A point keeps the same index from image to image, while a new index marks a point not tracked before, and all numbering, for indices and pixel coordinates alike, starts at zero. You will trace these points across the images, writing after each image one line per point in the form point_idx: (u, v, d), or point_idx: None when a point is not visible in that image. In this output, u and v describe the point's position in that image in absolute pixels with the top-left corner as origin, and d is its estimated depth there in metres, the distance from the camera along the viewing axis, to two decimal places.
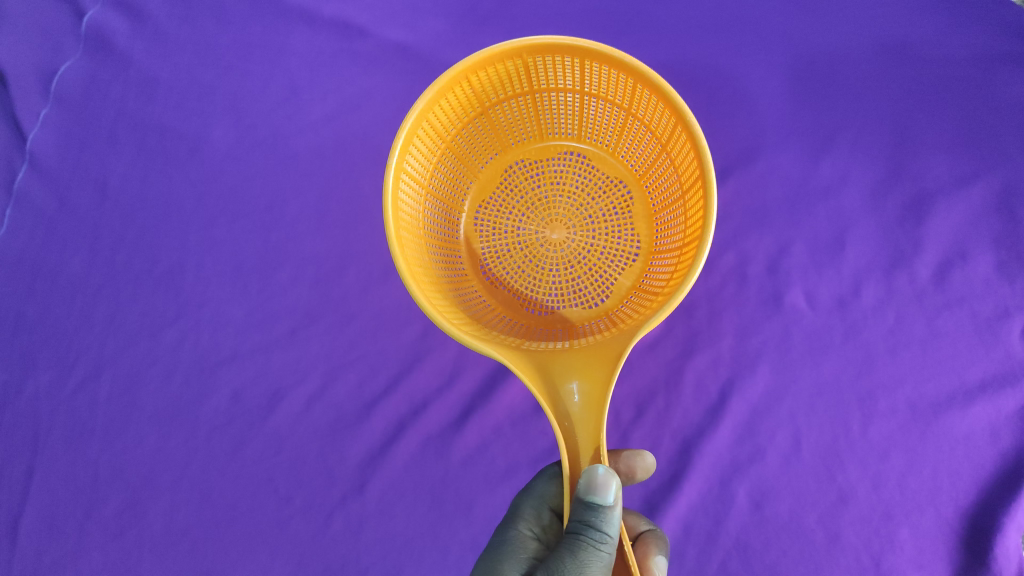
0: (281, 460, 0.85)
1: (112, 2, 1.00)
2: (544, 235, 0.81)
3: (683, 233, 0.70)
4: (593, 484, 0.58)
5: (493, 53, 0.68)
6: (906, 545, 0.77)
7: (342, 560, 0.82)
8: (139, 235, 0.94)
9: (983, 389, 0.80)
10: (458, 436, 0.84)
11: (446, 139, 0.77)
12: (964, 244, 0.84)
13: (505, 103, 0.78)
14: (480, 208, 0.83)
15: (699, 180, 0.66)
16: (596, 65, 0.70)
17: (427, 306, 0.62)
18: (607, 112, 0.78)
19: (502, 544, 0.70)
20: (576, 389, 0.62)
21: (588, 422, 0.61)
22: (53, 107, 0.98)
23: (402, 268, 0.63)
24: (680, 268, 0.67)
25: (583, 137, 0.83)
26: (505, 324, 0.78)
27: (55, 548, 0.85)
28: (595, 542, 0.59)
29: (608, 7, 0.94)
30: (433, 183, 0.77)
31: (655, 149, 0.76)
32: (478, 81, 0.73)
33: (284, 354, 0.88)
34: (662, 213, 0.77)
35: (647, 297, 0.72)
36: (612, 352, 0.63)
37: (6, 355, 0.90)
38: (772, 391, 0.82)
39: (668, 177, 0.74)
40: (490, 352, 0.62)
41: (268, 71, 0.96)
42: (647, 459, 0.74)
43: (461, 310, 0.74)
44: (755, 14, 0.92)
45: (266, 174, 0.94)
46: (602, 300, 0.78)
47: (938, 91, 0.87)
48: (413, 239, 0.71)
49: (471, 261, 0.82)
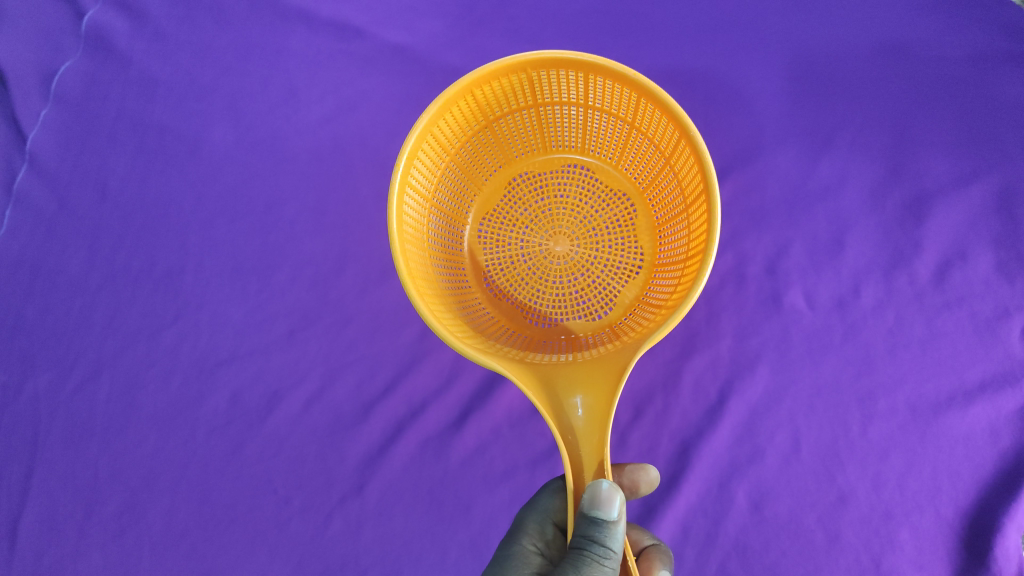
0: (280, 461, 0.85)
1: (112, 2, 1.00)
2: (547, 247, 0.81)
3: (687, 245, 0.70)
4: (598, 499, 0.58)
5: (497, 68, 0.68)
6: (906, 546, 0.77)
7: (342, 561, 0.82)
8: (139, 235, 0.93)
9: (983, 390, 0.80)
10: (458, 437, 0.84)
11: (451, 152, 0.77)
12: (964, 244, 0.84)
13: (509, 117, 0.78)
14: (483, 221, 0.83)
15: (702, 193, 0.66)
16: (599, 79, 0.70)
17: (431, 320, 0.62)
18: (611, 126, 0.78)
19: (505, 559, 0.70)
20: (579, 403, 0.62)
21: (592, 436, 0.61)
22: (53, 106, 0.98)
23: (407, 283, 0.63)
24: (684, 280, 0.67)
25: (586, 150, 0.83)
26: (508, 336, 0.78)
27: (54, 549, 0.84)
28: (598, 557, 0.59)
29: (606, 8, 0.94)
30: (437, 196, 0.77)
31: (658, 162, 0.76)
32: (482, 95, 0.73)
33: (283, 354, 0.88)
34: (665, 225, 0.77)
35: (651, 310, 0.72)
36: (616, 365, 0.63)
37: (6, 356, 0.90)
38: (772, 392, 0.82)
39: (672, 189, 0.74)
40: (495, 366, 0.62)
41: (267, 71, 0.96)
42: (651, 473, 0.74)
43: (465, 322, 0.74)
44: (754, 14, 0.92)
45: (265, 174, 0.94)
46: (606, 312, 0.78)
47: (937, 91, 0.87)
48: (417, 251, 0.71)
49: (474, 273, 0.82)
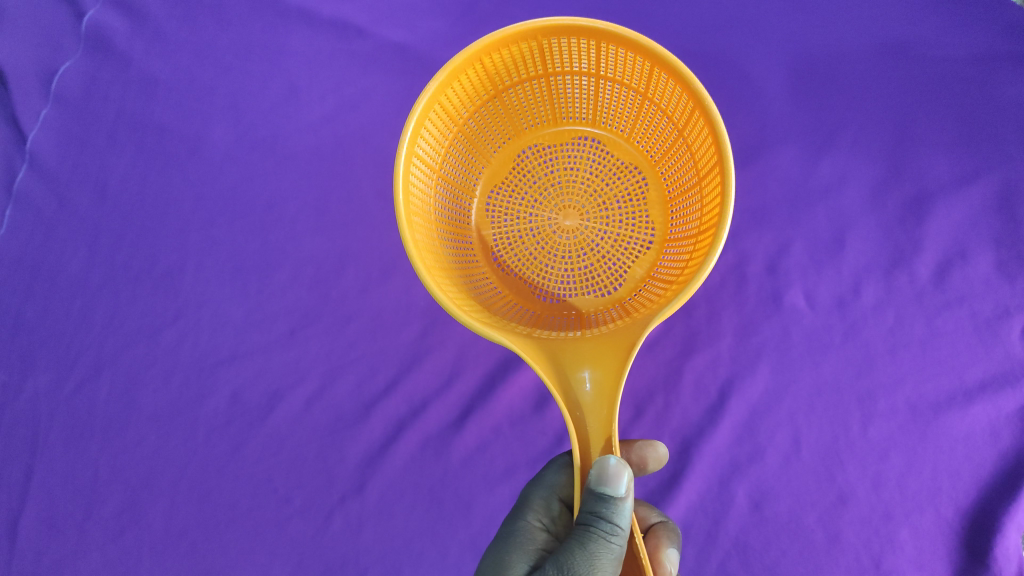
0: (281, 460, 0.85)
1: (112, 3, 1.00)
2: (556, 222, 0.81)
3: (699, 221, 0.70)
4: (605, 476, 0.57)
5: (507, 35, 0.68)
6: (906, 545, 0.77)
7: (342, 560, 0.82)
8: (139, 234, 0.93)
9: (984, 389, 0.80)
10: (458, 436, 0.84)
11: (458, 122, 0.77)
12: (964, 244, 0.84)
13: (519, 86, 0.78)
14: (492, 195, 0.83)
15: (716, 167, 0.66)
16: (612, 48, 0.70)
17: (437, 292, 0.62)
18: (622, 96, 0.78)
19: (510, 535, 0.70)
20: (587, 377, 0.62)
21: (599, 410, 0.61)
22: (52, 105, 0.98)
23: (413, 253, 0.63)
24: (694, 257, 0.67)
25: (597, 122, 0.83)
26: (516, 311, 0.78)
27: (54, 548, 0.84)
28: (605, 534, 0.59)
29: (608, 7, 0.95)
30: (444, 168, 0.77)
31: (670, 134, 0.75)
32: (491, 64, 0.73)
33: (284, 354, 0.88)
34: (676, 200, 0.77)
35: (662, 285, 0.72)
36: (625, 341, 0.62)
37: (6, 355, 0.90)
38: (772, 390, 0.82)
39: (684, 163, 0.74)
40: (501, 338, 0.62)
41: (267, 71, 0.96)
42: (658, 450, 0.74)
43: (473, 297, 0.74)
44: (756, 13, 0.92)
45: (265, 174, 0.94)
46: (616, 288, 0.78)
47: (938, 91, 0.87)
48: (423, 223, 0.71)
49: (482, 249, 0.82)
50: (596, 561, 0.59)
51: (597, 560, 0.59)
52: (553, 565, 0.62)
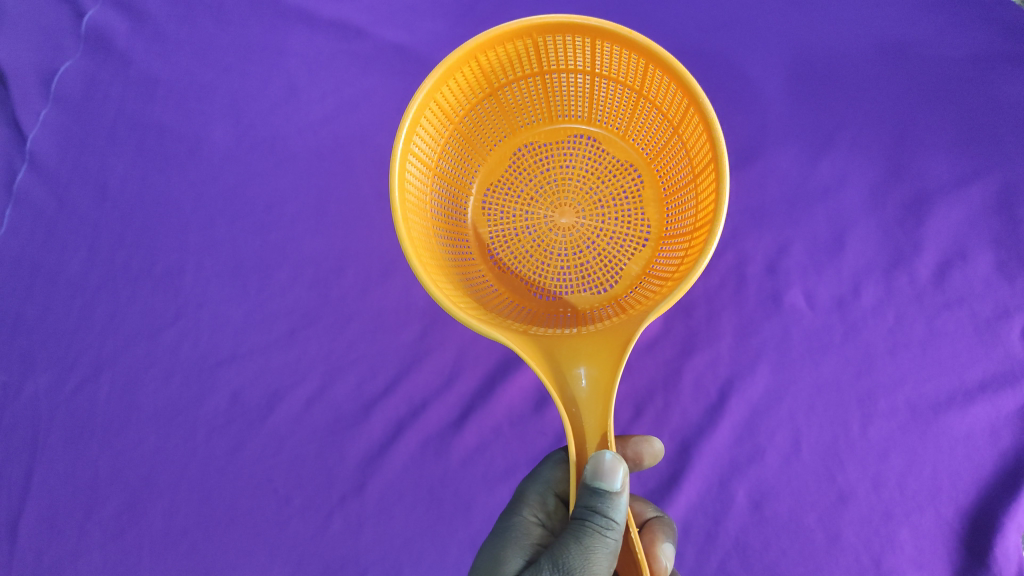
0: (280, 460, 0.85)
1: (112, 3, 1.00)
2: (552, 220, 0.81)
3: (694, 218, 0.70)
4: (600, 471, 0.58)
5: (502, 32, 0.68)
6: (906, 545, 0.77)
7: (342, 560, 0.82)
8: (139, 234, 0.93)
9: (983, 389, 0.80)
10: (458, 436, 0.84)
11: (454, 120, 0.77)
12: (964, 244, 0.84)
13: (514, 84, 0.78)
14: (488, 193, 0.83)
15: (711, 163, 0.66)
16: (607, 46, 0.70)
17: (433, 289, 0.62)
18: (618, 94, 0.78)
19: (506, 530, 0.70)
20: (583, 374, 0.62)
21: (595, 406, 0.61)
22: (53, 105, 0.98)
23: (408, 251, 0.63)
24: (689, 254, 0.67)
25: (593, 120, 0.83)
26: (512, 309, 0.78)
27: (54, 548, 0.85)
28: (600, 528, 0.59)
29: (608, 7, 0.95)
30: (440, 166, 0.77)
31: (666, 132, 0.75)
32: (486, 62, 0.73)
33: (284, 354, 0.88)
34: (672, 197, 0.77)
35: (658, 282, 0.72)
36: (620, 337, 0.62)
37: (6, 356, 0.90)
38: (772, 390, 0.82)
39: (680, 160, 0.74)
40: (496, 335, 0.62)
41: (267, 71, 0.96)
42: (654, 445, 0.74)
43: (469, 295, 0.74)
44: (755, 13, 0.92)
45: (265, 174, 0.94)
46: (612, 285, 0.78)
47: (938, 91, 0.87)
48: (419, 221, 0.71)
49: (478, 247, 0.82)
50: (592, 555, 0.59)
51: (592, 554, 0.59)
52: (548, 559, 0.62)
